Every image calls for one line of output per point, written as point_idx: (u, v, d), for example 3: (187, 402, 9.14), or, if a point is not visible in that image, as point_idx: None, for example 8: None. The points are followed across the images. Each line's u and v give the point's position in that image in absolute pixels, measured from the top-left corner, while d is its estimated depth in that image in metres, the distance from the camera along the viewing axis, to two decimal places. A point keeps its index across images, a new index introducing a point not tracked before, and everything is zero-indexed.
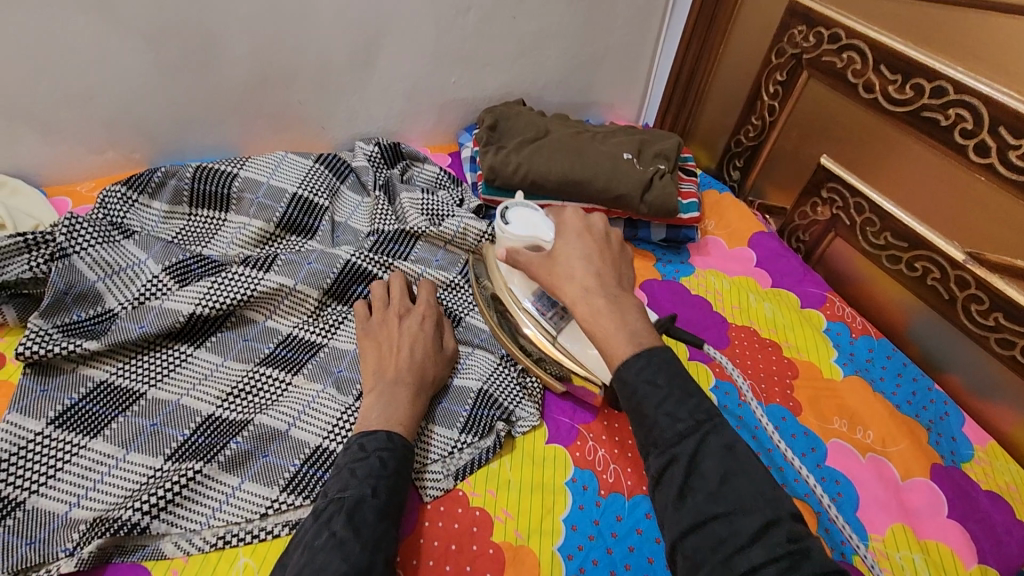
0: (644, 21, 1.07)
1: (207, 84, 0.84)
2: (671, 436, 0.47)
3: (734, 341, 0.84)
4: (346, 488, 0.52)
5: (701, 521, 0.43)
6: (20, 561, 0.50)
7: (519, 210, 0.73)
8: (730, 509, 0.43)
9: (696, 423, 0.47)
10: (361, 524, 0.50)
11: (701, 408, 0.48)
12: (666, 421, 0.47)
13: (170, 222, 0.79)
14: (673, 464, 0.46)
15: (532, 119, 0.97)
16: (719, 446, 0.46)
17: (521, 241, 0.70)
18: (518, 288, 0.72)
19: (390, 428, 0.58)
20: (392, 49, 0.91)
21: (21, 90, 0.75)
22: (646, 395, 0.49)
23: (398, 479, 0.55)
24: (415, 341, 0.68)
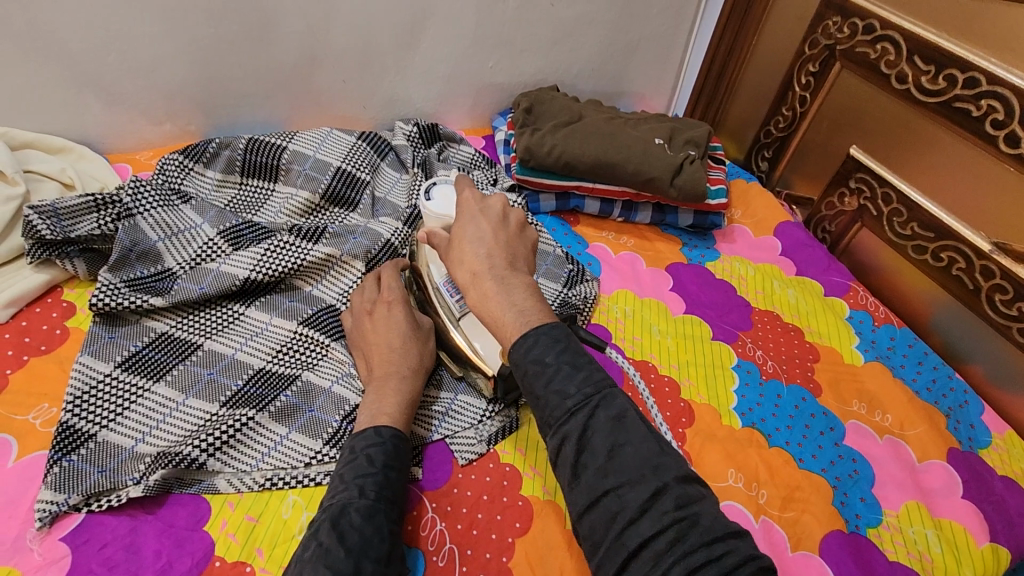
0: (680, 11, 1.09)
1: (260, 61, 0.89)
2: (560, 413, 0.45)
3: (757, 323, 0.87)
4: (335, 494, 0.51)
5: (595, 498, 0.42)
6: (91, 485, 0.54)
7: (444, 186, 0.67)
8: (619, 482, 0.42)
9: (585, 397, 0.45)
10: (346, 531, 0.47)
11: (590, 380, 0.46)
12: (556, 399, 0.46)
13: (223, 189, 0.83)
14: (566, 444, 0.44)
15: (567, 103, 1.00)
16: (606, 419, 0.44)
17: (436, 219, 0.65)
18: (433, 266, 0.70)
19: (377, 425, 0.57)
20: (435, 30, 0.95)
21: (89, 60, 0.80)
22: (534, 376, 0.47)
23: (386, 474, 0.53)
24: (389, 335, 0.65)
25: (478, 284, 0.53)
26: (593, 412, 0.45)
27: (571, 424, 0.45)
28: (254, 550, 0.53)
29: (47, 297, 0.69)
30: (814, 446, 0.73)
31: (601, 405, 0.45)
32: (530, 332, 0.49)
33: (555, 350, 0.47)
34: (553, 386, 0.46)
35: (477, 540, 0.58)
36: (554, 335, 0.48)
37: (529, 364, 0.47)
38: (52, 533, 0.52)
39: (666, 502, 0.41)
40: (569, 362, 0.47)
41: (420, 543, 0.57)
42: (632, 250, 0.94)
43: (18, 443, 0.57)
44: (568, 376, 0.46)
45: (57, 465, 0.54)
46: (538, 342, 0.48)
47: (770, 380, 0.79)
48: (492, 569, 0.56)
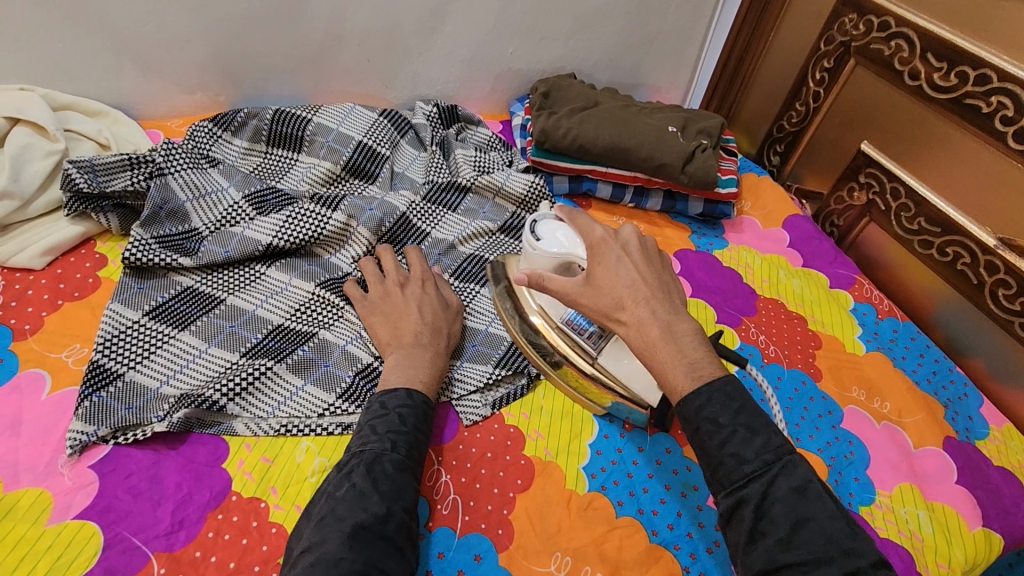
0: (699, 5, 1.10)
1: (289, 37, 0.92)
2: (738, 477, 0.47)
3: (761, 309, 0.89)
4: (367, 442, 0.53)
5: (775, 568, 0.44)
6: (117, 419, 0.57)
7: (548, 221, 0.68)
8: (801, 557, 0.44)
9: (764, 464, 0.47)
10: (380, 477, 0.50)
11: (769, 446, 0.47)
12: (732, 462, 0.47)
13: (248, 157, 0.87)
14: (742, 506, 0.46)
15: (584, 90, 1.02)
16: (788, 489, 0.46)
17: (558, 262, 0.65)
18: (552, 307, 0.68)
19: (410, 386, 0.59)
20: (459, 14, 0.97)
21: (130, 27, 0.84)
22: (708, 435, 0.48)
23: (416, 435, 0.56)
24: (421, 306, 0.68)
25: (641, 331, 0.53)
26: (774, 480, 0.46)
27: (748, 489, 0.46)
28: (266, 488, 0.56)
29: (81, 248, 0.72)
30: (811, 426, 0.74)
31: (781, 473, 0.46)
32: (703, 389, 0.50)
33: (729, 410, 0.49)
34: (728, 448, 0.48)
35: (479, 492, 0.60)
36: (726, 391, 0.49)
37: (702, 421, 0.49)
38: (81, 461, 0.55)
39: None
40: (743, 424, 0.48)
41: (425, 492, 0.59)
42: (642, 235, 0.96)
43: (50, 379, 0.60)
44: (745, 440, 0.48)
45: (87, 399, 0.58)
46: (712, 399, 0.49)
47: (771, 363, 0.80)
48: (492, 520, 0.58)
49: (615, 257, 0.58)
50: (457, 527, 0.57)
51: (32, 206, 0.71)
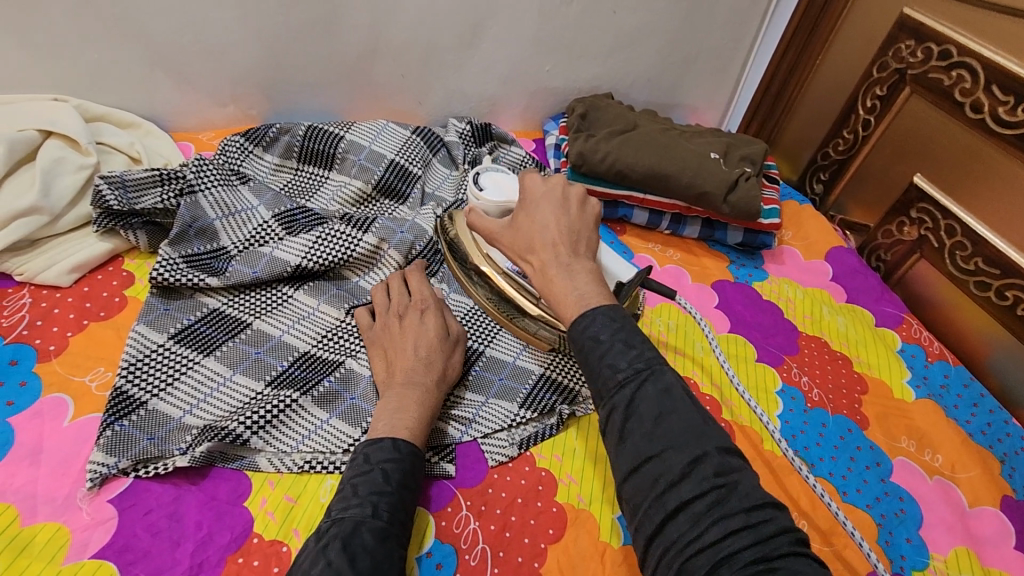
0: (744, 26, 1.07)
1: (324, 51, 0.90)
2: (611, 385, 0.47)
3: (804, 348, 0.84)
4: (347, 507, 0.49)
5: (638, 464, 0.44)
6: (139, 451, 0.55)
7: (489, 176, 0.77)
8: (663, 446, 0.43)
9: (633, 371, 0.47)
10: (358, 552, 0.45)
11: (642, 356, 0.48)
12: (607, 371, 0.47)
13: (279, 174, 0.85)
14: (614, 413, 0.46)
15: (622, 111, 0.99)
16: (654, 390, 0.46)
17: (497, 206, 0.72)
18: (495, 252, 0.72)
19: (395, 436, 0.55)
20: (496, 30, 0.95)
21: (166, 39, 0.83)
22: (589, 350, 0.49)
23: (401, 495, 0.51)
24: (418, 339, 0.64)
25: (543, 271, 0.56)
26: (640, 385, 0.46)
27: (619, 395, 0.46)
28: (289, 531, 0.54)
29: (109, 266, 0.71)
30: (859, 480, 0.70)
31: (649, 378, 0.47)
32: (589, 311, 0.51)
33: (610, 329, 0.49)
34: (606, 359, 0.48)
35: (509, 542, 0.57)
36: (610, 315, 0.50)
37: (585, 338, 0.50)
38: (100, 495, 0.53)
39: (708, 470, 0.42)
40: (622, 340, 0.49)
41: (453, 539, 0.56)
42: (678, 264, 0.93)
43: (73, 405, 0.58)
44: (621, 351, 0.48)
45: (110, 428, 0.56)
46: (594, 321, 0.50)
47: (815, 409, 0.76)
48: (523, 574, 0.55)
49: (535, 201, 0.61)
50: None
51: (63, 222, 0.69)
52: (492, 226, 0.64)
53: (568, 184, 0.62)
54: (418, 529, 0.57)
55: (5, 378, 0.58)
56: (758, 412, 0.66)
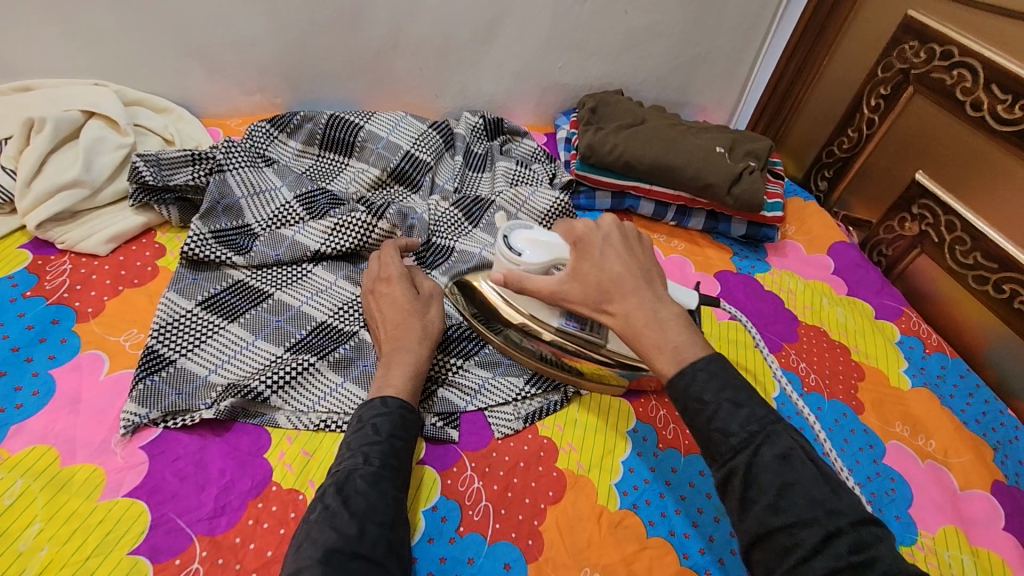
0: (752, 27, 1.10)
1: (347, 44, 0.95)
2: (726, 450, 0.46)
3: (803, 336, 0.87)
4: (341, 460, 0.52)
5: (764, 533, 0.43)
6: (168, 404, 0.59)
7: (522, 233, 0.64)
8: (790, 520, 0.42)
9: (747, 436, 0.46)
10: (352, 495, 0.49)
11: (754, 416, 0.47)
12: (719, 436, 0.47)
13: (301, 159, 0.90)
14: (732, 477, 0.46)
15: (631, 107, 1.03)
16: (772, 457, 0.45)
17: (543, 268, 0.61)
18: (539, 311, 0.67)
19: (383, 394, 0.58)
20: (511, 28, 0.99)
21: (200, 31, 0.88)
22: (695, 413, 0.48)
23: (392, 443, 0.54)
24: (390, 311, 0.66)
25: (628, 322, 0.53)
26: (758, 450, 0.45)
27: (736, 460, 0.46)
28: (305, 480, 0.57)
29: (143, 238, 0.76)
30: (851, 459, 0.72)
31: (766, 443, 0.45)
32: (688, 368, 0.49)
33: (713, 388, 0.48)
34: (716, 423, 0.47)
35: (511, 501, 0.60)
36: (710, 369, 0.49)
37: (690, 400, 0.48)
38: (133, 441, 0.57)
39: (840, 546, 0.40)
40: (728, 398, 0.48)
41: (458, 496, 0.60)
42: (682, 254, 0.96)
43: (108, 360, 0.62)
44: (730, 413, 0.47)
45: (141, 382, 0.60)
46: (696, 377, 0.49)
47: (812, 393, 0.78)
48: (523, 530, 0.58)
49: (598, 248, 0.57)
50: (488, 534, 0.57)
51: (101, 196, 0.74)
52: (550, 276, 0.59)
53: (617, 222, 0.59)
54: (425, 485, 0.60)
55: (47, 335, 0.63)
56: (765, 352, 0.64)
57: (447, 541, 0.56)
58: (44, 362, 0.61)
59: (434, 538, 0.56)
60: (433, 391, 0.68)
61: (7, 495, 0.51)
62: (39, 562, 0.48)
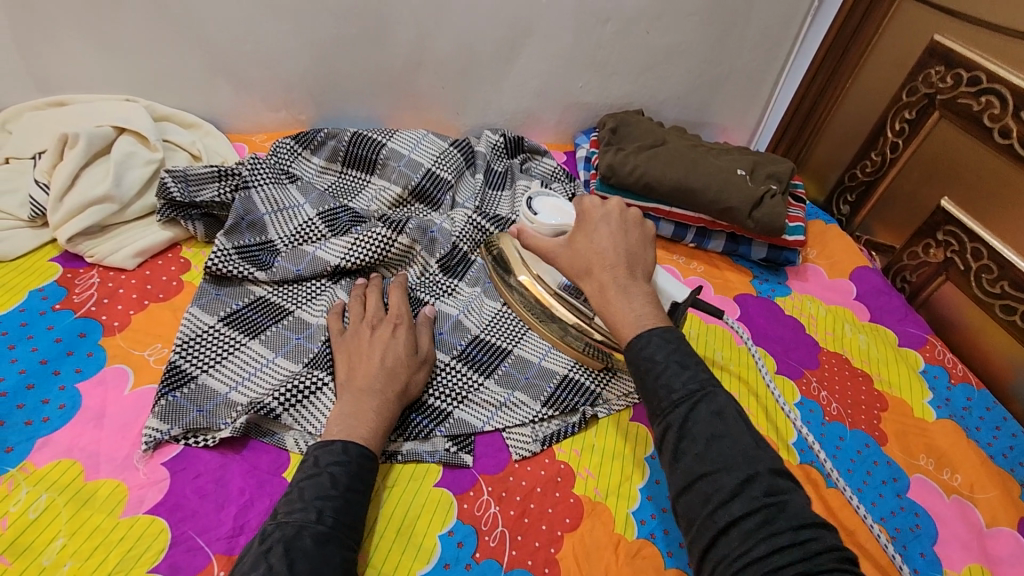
0: (775, 48, 1.10)
1: (372, 62, 0.96)
2: (665, 404, 0.48)
3: (824, 363, 0.85)
4: (292, 511, 0.49)
5: (690, 481, 0.45)
6: (189, 421, 0.60)
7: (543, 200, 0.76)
8: (715, 468, 0.44)
9: (689, 392, 0.48)
10: (298, 557, 0.46)
11: (696, 377, 0.49)
12: (663, 392, 0.49)
13: (324, 175, 0.91)
14: (668, 432, 0.47)
15: (652, 127, 1.03)
16: (708, 412, 0.47)
17: (551, 229, 0.70)
18: (545, 272, 0.74)
19: (347, 439, 0.56)
20: (534, 47, 1.00)
21: (229, 48, 0.89)
22: (646, 371, 0.50)
23: (346, 499, 0.52)
24: (385, 352, 0.64)
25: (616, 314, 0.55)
26: (695, 406, 0.47)
27: (673, 414, 0.47)
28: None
29: (169, 252, 0.77)
30: (874, 493, 0.71)
31: (705, 400, 0.48)
32: (645, 333, 0.52)
33: (665, 350, 0.51)
34: (661, 380, 0.49)
35: (527, 527, 0.60)
36: (665, 335, 0.52)
37: (641, 360, 0.51)
38: (154, 458, 0.58)
39: (757, 490, 0.43)
40: (676, 361, 0.50)
41: (474, 521, 0.59)
42: (701, 276, 0.95)
43: (133, 374, 0.63)
44: (676, 372, 0.49)
45: (163, 398, 0.61)
46: (650, 341, 0.51)
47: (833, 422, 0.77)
48: (539, 557, 0.58)
49: (595, 223, 0.61)
50: (504, 561, 0.57)
51: (130, 210, 0.76)
52: (549, 246, 0.63)
53: (624, 207, 0.63)
54: (441, 508, 0.60)
55: (74, 349, 0.64)
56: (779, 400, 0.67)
57: (463, 567, 0.56)
58: (71, 376, 0.61)
59: (450, 563, 0.56)
60: (449, 413, 0.68)
61: (31, 511, 0.52)
62: None
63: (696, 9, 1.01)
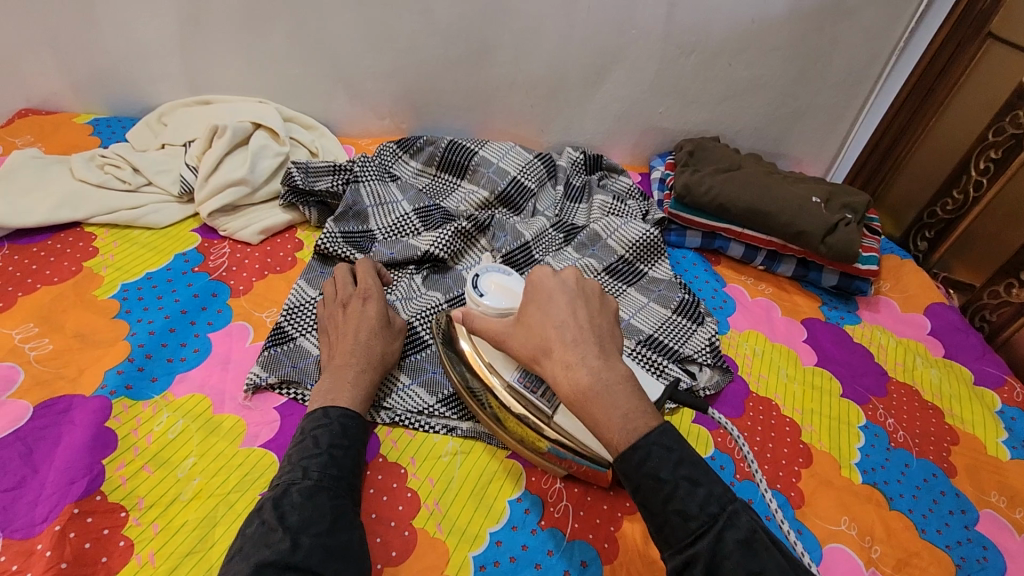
0: (856, 86, 1.11)
1: (471, 81, 1.06)
2: (682, 534, 0.45)
3: (893, 392, 0.85)
4: (280, 474, 0.53)
5: None
6: (285, 372, 0.67)
7: (490, 277, 0.62)
8: None
9: (708, 519, 0.45)
10: (288, 510, 0.49)
11: (712, 496, 0.46)
12: (677, 519, 0.46)
13: (420, 178, 1.01)
14: (691, 565, 0.44)
15: (729, 153, 1.07)
16: (734, 542, 0.44)
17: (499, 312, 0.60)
18: (495, 359, 0.61)
19: (327, 404, 0.60)
20: (619, 73, 1.07)
21: (351, 63, 1.02)
22: (651, 492, 0.47)
23: (331, 454, 0.55)
24: (358, 326, 0.67)
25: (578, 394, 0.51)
26: (719, 535, 0.44)
27: (697, 545, 0.45)
28: (423, 504, 0.61)
29: (286, 233, 0.87)
30: (939, 521, 0.70)
31: (728, 525, 0.45)
32: (641, 444, 0.47)
33: (669, 464, 0.47)
34: (672, 504, 0.46)
35: (590, 505, 0.63)
36: (664, 442, 0.47)
37: (644, 477, 0.47)
38: (256, 402, 0.65)
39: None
40: (685, 476, 0.47)
41: (541, 493, 0.64)
42: (769, 298, 0.97)
43: (252, 329, 0.73)
44: (689, 493, 0.46)
45: (269, 350, 0.69)
46: (650, 455, 0.47)
47: (898, 448, 0.77)
48: (600, 533, 0.61)
49: (548, 292, 0.56)
50: (566, 531, 0.61)
51: (259, 194, 0.87)
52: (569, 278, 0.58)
53: None
54: (511, 477, 0.65)
55: (207, 305, 0.74)
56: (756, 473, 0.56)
57: (529, 531, 0.60)
58: (204, 327, 0.71)
59: (517, 526, 0.61)
60: None
61: (171, 431, 0.61)
62: (191, 488, 0.57)
63: (779, 45, 1.05)
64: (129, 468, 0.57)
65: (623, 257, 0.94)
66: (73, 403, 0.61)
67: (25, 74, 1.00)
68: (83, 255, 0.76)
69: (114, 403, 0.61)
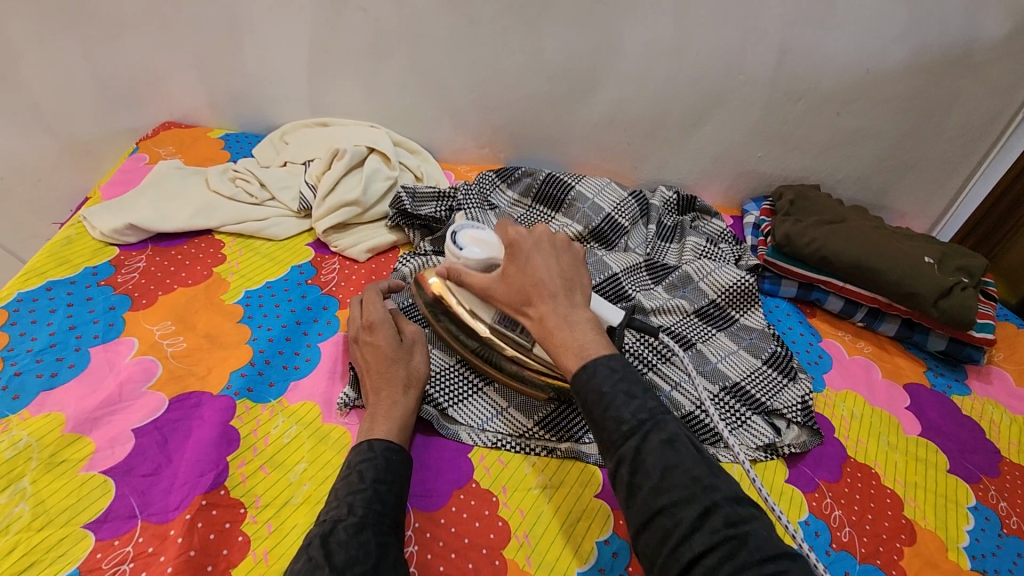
0: (975, 141, 1.06)
1: (572, 117, 1.08)
2: (617, 437, 0.50)
3: (1006, 474, 0.79)
4: (327, 510, 0.53)
5: (649, 516, 0.46)
6: None
7: (467, 233, 0.69)
8: (671, 500, 0.46)
9: (638, 423, 0.50)
10: (334, 547, 0.49)
11: (644, 407, 0.51)
12: (612, 423, 0.51)
13: (516, 208, 1.03)
14: (620, 466, 0.49)
15: (833, 204, 1.04)
16: (658, 442, 0.49)
17: (481, 265, 0.66)
18: (477, 307, 0.68)
19: (371, 438, 0.60)
20: (721, 117, 1.06)
21: (459, 93, 1.06)
22: (592, 403, 0.52)
23: (375, 490, 0.54)
24: (375, 359, 0.67)
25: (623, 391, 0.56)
26: (646, 436, 0.49)
27: (625, 447, 0.49)
28: (514, 534, 0.62)
29: (389, 252, 0.92)
30: None
31: (654, 429, 0.49)
32: (590, 363, 0.54)
33: (610, 380, 0.53)
34: (609, 411, 0.51)
35: None
36: (609, 365, 0.53)
37: (590, 391, 0.53)
38: (348, 418, 0.67)
39: (716, 521, 0.44)
40: (623, 390, 0.52)
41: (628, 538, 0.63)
42: (868, 357, 0.93)
43: None
44: (624, 402, 0.51)
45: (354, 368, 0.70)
46: (595, 371, 0.53)
47: (1014, 536, 0.71)
48: None
49: (525, 253, 0.61)
50: None
51: (369, 214, 0.92)
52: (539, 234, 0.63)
53: None
54: (599, 518, 0.64)
55: (318, 317, 0.79)
56: (779, 513, 0.55)
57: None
58: (315, 337, 0.76)
59: (605, 569, 0.60)
60: None
61: (285, 436, 0.65)
62: (302, 493, 0.60)
63: (893, 97, 1.02)
64: (249, 467, 0.61)
65: (714, 303, 0.93)
66: (202, 399, 0.66)
67: (173, 91, 1.11)
68: (213, 261, 0.83)
69: (237, 403, 0.66)
